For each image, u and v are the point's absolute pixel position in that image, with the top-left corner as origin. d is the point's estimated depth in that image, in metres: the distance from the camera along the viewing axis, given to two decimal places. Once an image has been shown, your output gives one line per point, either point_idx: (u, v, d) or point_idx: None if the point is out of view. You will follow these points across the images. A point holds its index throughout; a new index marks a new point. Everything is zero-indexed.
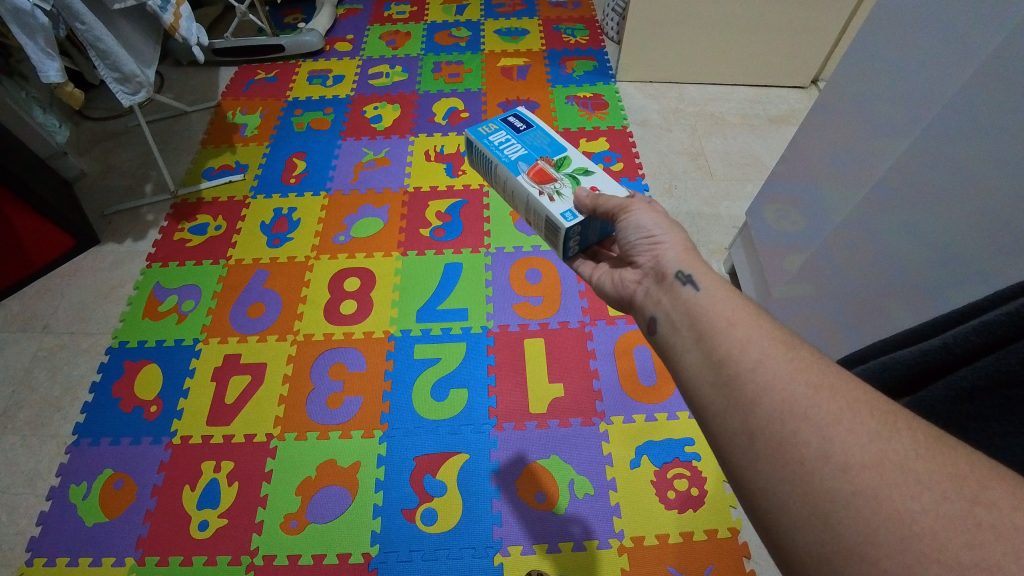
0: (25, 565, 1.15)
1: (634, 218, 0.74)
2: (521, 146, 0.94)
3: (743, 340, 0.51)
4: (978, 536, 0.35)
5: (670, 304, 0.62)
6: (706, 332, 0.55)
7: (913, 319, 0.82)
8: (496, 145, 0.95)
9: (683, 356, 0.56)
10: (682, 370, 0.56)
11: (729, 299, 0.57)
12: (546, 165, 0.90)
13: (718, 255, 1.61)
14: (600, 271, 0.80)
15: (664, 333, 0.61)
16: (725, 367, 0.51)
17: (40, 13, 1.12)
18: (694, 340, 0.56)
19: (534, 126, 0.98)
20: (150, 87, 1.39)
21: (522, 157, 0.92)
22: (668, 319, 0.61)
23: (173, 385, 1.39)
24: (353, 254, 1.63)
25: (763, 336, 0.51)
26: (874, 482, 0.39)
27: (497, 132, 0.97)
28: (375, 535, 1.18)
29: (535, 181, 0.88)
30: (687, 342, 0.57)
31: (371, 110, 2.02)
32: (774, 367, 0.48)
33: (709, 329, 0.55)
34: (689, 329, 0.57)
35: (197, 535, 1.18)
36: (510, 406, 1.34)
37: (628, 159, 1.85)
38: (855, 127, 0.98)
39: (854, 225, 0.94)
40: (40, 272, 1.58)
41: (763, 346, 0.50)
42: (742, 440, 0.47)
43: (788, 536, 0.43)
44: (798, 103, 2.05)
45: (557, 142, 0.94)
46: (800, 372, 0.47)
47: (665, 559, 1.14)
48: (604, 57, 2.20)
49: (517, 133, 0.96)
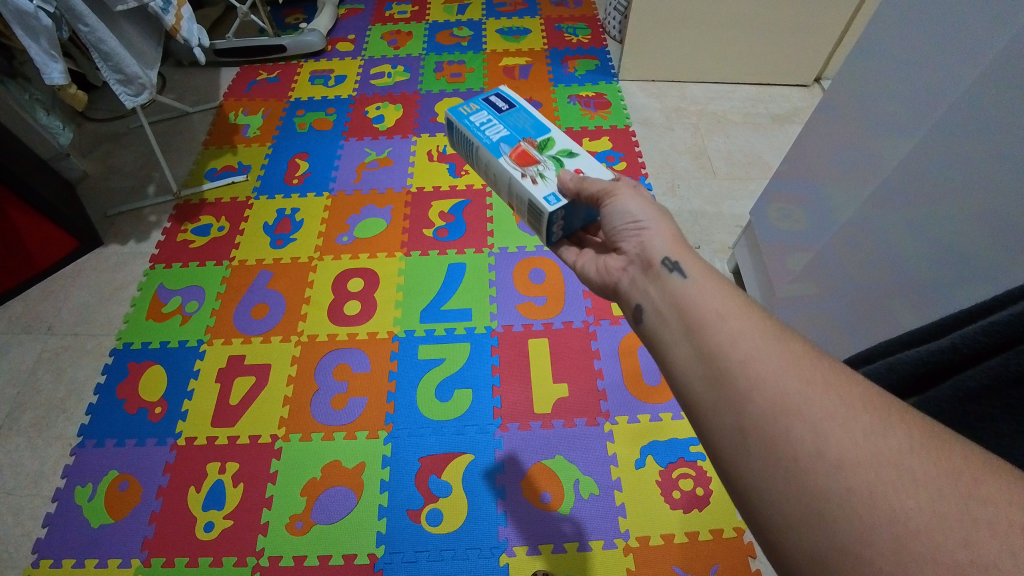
0: (32, 565, 1.16)
1: (619, 203, 0.74)
2: (503, 127, 0.93)
3: (733, 336, 0.51)
4: (975, 535, 0.35)
5: (657, 294, 0.61)
6: (694, 325, 0.55)
7: (918, 320, 0.82)
8: (477, 126, 0.94)
9: (671, 349, 0.56)
10: (672, 363, 0.55)
11: (716, 290, 0.57)
12: (529, 147, 0.90)
13: (721, 255, 1.61)
14: (584, 257, 0.80)
15: (651, 324, 0.61)
16: (714, 362, 0.50)
17: (43, 15, 1.12)
18: (682, 332, 0.56)
19: (517, 107, 0.97)
20: (153, 88, 1.38)
21: (504, 139, 0.91)
22: (655, 309, 0.61)
23: (178, 386, 1.39)
24: (357, 254, 1.63)
25: (755, 328, 0.51)
26: (871, 481, 0.39)
27: (478, 112, 0.97)
28: (380, 535, 1.18)
29: (517, 163, 0.88)
30: (675, 333, 0.57)
31: (372, 110, 2.02)
32: (765, 364, 0.48)
33: (699, 321, 0.55)
34: (677, 320, 0.57)
35: (203, 537, 1.19)
36: (514, 406, 1.34)
37: (631, 158, 1.85)
38: (860, 126, 0.97)
39: (858, 226, 0.94)
40: (43, 274, 1.58)
41: (754, 340, 0.50)
42: (735, 438, 0.47)
43: (783, 537, 0.43)
44: (801, 102, 2.05)
45: (540, 123, 0.94)
46: (794, 366, 0.47)
47: (671, 559, 1.14)
48: (605, 56, 2.20)
49: (499, 114, 0.96)
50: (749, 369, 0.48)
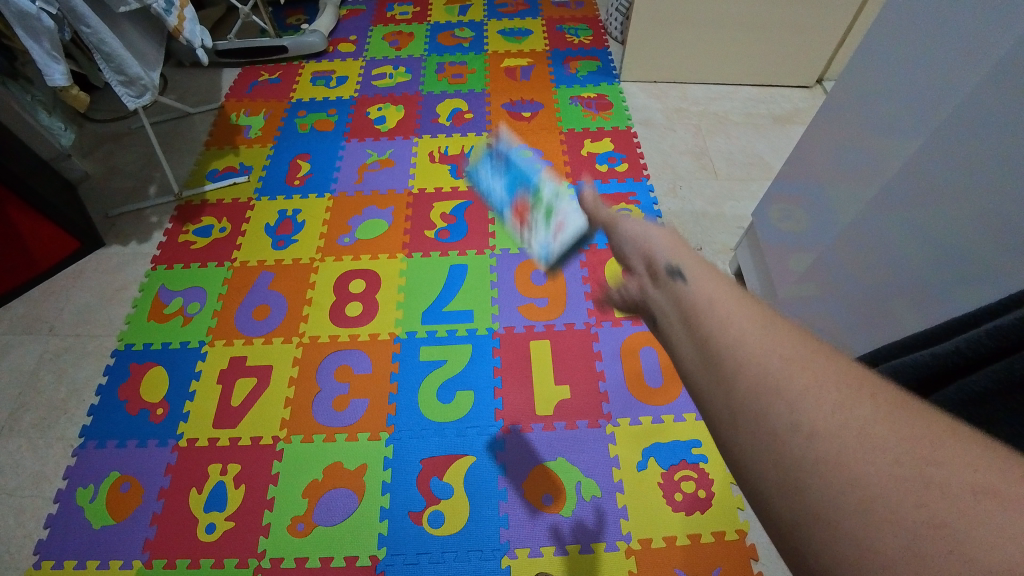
0: (32, 567, 1.16)
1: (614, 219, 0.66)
2: (504, 182, 0.98)
3: (737, 323, 0.39)
4: None
5: (662, 300, 0.48)
6: (695, 318, 0.42)
7: (921, 322, 0.81)
8: (489, 179, 1.01)
9: (677, 352, 0.43)
10: (676, 368, 0.43)
11: (717, 278, 0.44)
12: (523, 203, 0.91)
13: (723, 256, 1.61)
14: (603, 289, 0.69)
15: (664, 332, 0.47)
16: (705, 344, 0.39)
17: (45, 16, 1.12)
18: (686, 334, 0.43)
19: (515, 153, 0.99)
20: (156, 89, 1.38)
21: (506, 194, 0.96)
22: (663, 316, 0.47)
23: (179, 387, 1.39)
24: (359, 255, 1.63)
25: (764, 314, 0.39)
26: (840, 446, 0.31)
27: (490, 163, 1.03)
28: (382, 537, 1.18)
29: (518, 225, 0.91)
30: (681, 336, 0.43)
31: (374, 111, 2.02)
32: (755, 340, 0.37)
33: (699, 310, 0.42)
34: (682, 318, 0.44)
35: (204, 538, 1.19)
36: (516, 408, 1.34)
37: (633, 159, 1.84)
38: (863, 128, 0.97)
39: (860, 227, 0.93)
40: (44, 274, 1.58)
41: (747, 322, 0.38)
42: None
43: None
44: (803, 102, 2.05)
45: (536, 171, 0.93)
46: (788, 338, 0.37)
47: (674, 561, 1.14)
48: (607, 57, 2.20)
49: (501, 162, 1.00)
50: (755, 362, 0.36)
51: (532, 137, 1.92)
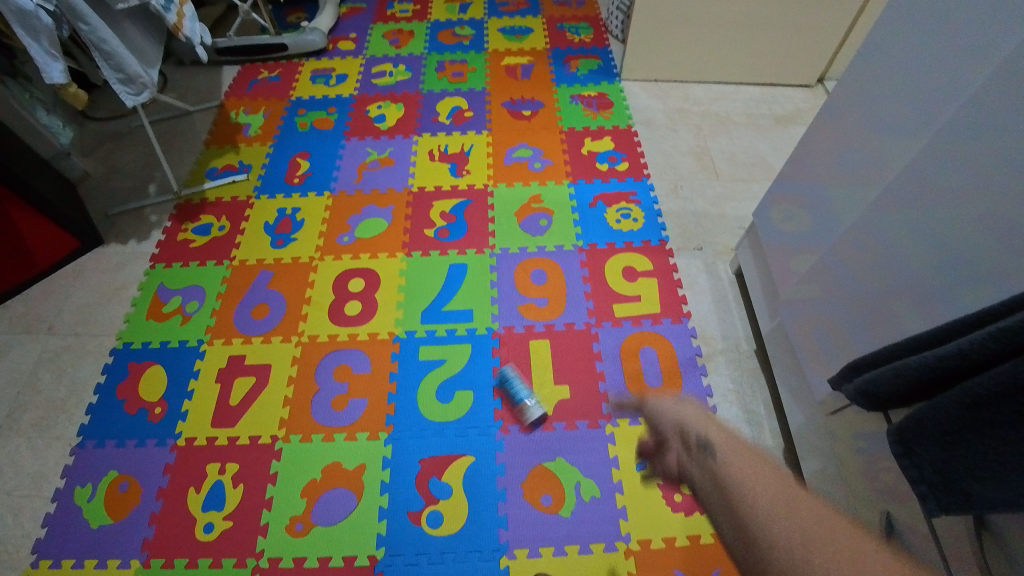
0: (31, 566, 1.16)
1: None
2: None
3: (766, 504, 0.48)
4: None
5: (698, 473, 0.58)
6: (729, 495, 0.51)
7: (922, 325, 0.81)
8: None
9: (720, 524, 0.51)
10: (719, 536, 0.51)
11: (747, 455, 0.54)
12: None
13: (724, 257, 1.60)
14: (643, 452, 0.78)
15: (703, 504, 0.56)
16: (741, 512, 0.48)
17: (44, 14, 1.11)
18: (724, 508, 0.52)
19: None
20: (155, 87, 1.37)
21: None
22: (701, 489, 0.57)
23: (177, 386, 1.39)
24: (358, 254, 1.62)
25: (791, 494, 0.48)
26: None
27: None
28: (381, 537, 1.18)
29: None
30: (720, 510, 0.52)
31: (374, 110, 2.01)
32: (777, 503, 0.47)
33: (733, 485, 0.51)
34: (717, 493, 0.53)
35: (202, 538, 1.18)
36: (515, 409, 1.34)
37: (633, 159, 1.84)
38: (866, 128, 0.96)
39: (862, 228, 0.93)
40: (43, 273, 1.57)
41: (773, 493, 0.48)
42: None
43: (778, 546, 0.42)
44: (805, 102, 2.04)
45: None
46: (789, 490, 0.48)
47: (673, 563, 1.14)
48: (608, 55, 2.19)
49: None
50: (784, 536, 0.45)
51: (533, 136, 1.91)
